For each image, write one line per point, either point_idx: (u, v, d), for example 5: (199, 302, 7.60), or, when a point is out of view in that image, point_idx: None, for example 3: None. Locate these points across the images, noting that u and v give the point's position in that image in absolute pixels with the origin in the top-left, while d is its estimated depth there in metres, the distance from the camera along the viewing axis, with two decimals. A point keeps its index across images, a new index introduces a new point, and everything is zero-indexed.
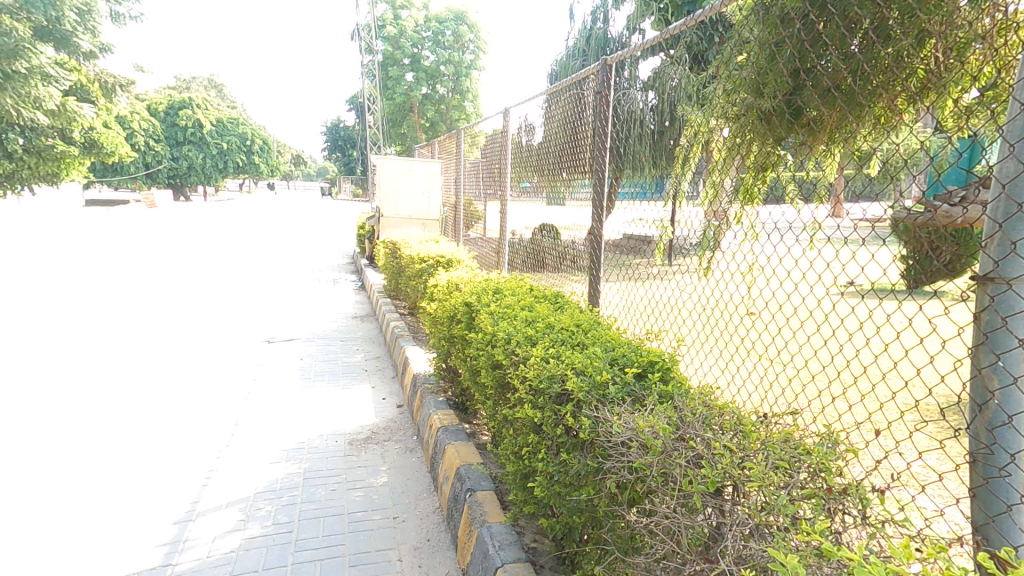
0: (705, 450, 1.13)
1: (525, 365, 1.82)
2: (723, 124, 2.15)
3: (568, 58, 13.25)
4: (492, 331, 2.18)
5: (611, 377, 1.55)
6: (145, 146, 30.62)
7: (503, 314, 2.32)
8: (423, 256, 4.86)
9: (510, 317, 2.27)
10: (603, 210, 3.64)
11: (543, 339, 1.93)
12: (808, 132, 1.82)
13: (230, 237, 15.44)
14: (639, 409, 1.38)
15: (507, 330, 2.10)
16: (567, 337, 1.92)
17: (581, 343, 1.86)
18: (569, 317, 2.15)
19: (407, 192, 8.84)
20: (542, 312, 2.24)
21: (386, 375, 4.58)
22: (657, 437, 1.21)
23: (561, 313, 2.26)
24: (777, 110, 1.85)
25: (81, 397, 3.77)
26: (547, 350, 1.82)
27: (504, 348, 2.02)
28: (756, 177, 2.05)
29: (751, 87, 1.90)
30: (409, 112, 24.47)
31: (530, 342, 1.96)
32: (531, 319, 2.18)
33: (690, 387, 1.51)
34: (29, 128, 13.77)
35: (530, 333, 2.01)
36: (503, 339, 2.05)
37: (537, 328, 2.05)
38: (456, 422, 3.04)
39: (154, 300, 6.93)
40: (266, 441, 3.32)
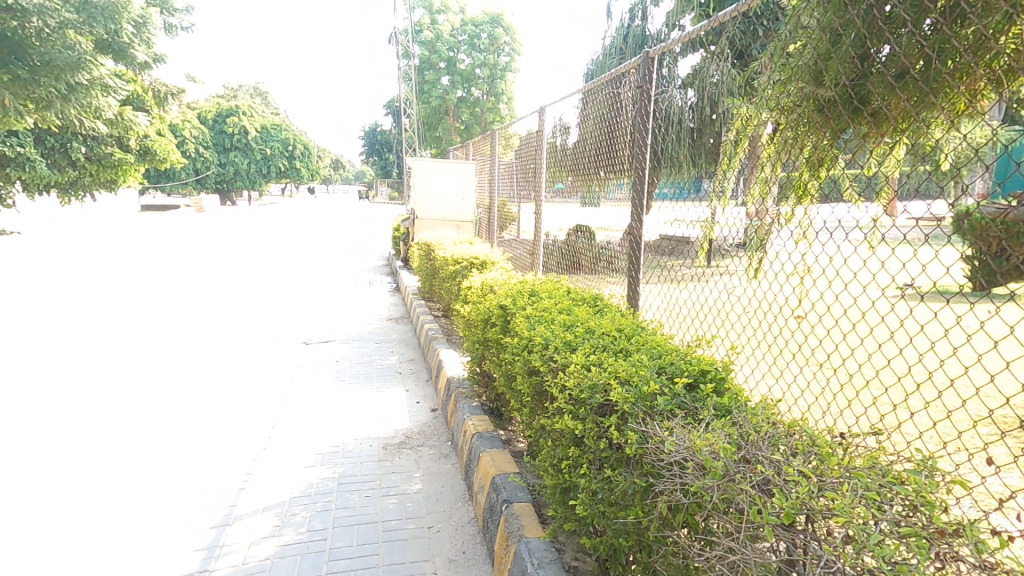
0: (775, 476, 1.00)
1: (565, 373, 1.70)
2: (774, 117, 2.00)
3: (605, 57, 13.08)
4: (528, 335, 2.07)
5: (659, 388, 1.42)
6: (195, 154, 32.12)
7: (539, 318, 2.21)
8: (457, 258, 4.83)
9: (547, 320, 2.16)
10: (643, 209, 3.49)
11: (583, 344, 1.81)
12: (873, 122, 1.66)
13: (272, 240, 15.98)
14: (692, 425, 1.25)
15: (544, 334, 1.99)
16: (608, 342, 1.79)
17: (625, 349, 1.73)
18: (610, 322, 2.02)
19: (442, 195, 8.87)
20: (581, 316, 2.12)
21: (420, 378, 4.56)
22: (716, 457, 1.07)
23: (601, 316, 2.13)
24: (840, 98, 1.70)
25: (131, 397, 3.90)
26: (588, 357, 1.70)
27: (542, 353, 1.91)
28: (813, 172, 1.90)
29: (809, 76, 1.75)
30: (444, 115, 24.76)
31: (568, 348, 1.84)
32: (570, 323, 2.06)
33: (749, 400, 1.37)
34: (91, 137, 14.61)
35: (568, 337, 1.89)
36: (540, 344, 1.94)
37: (575, 332, 1.93)
38: (491, 429, 2.96)
39: (199, 302, 7.19)
40: (301, 444, 3.34)
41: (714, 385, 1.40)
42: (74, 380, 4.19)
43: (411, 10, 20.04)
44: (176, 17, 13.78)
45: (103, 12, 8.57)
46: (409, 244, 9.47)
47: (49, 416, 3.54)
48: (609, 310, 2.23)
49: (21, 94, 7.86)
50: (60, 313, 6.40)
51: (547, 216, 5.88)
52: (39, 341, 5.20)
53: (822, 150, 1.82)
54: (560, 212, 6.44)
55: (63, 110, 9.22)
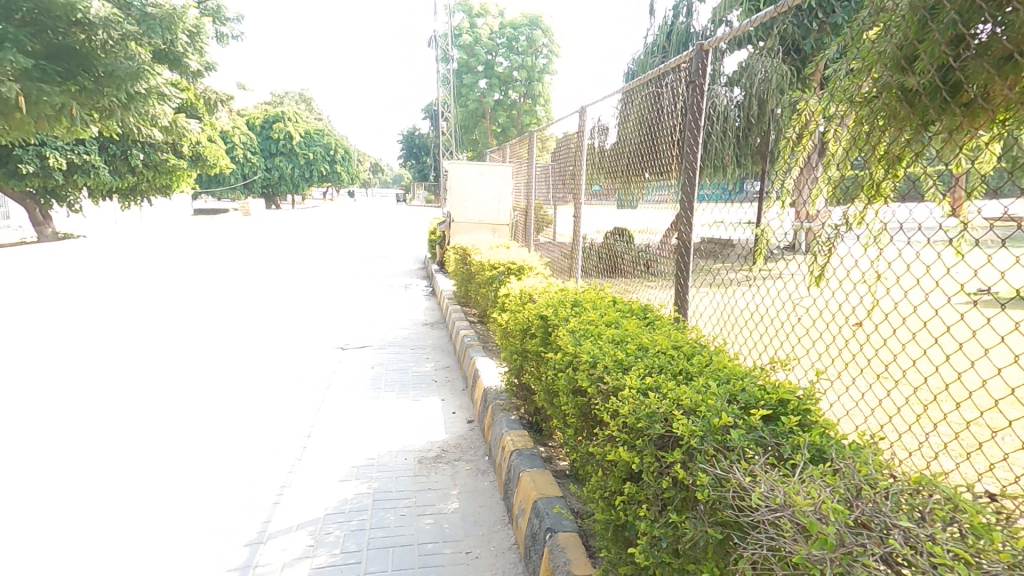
0: (912, 554, 0.80)
1: (616, 397, 1.51)
2: (848, 112, 1.83)
3: (647, 55, 12.75)
4: (573, 351, 1.87)
5: (733, 421, 1.21)
6: (243, 159, 33.38)
7: (585, 331, 2.01)
8: (493, 263, 4.70)
9: (595, 335, 1.95)
10: (693, 211, 3.25)
11: (637, 363, 1.60)
12: (966, 114, 1.48)
13: (313, 243, 16.38)
14: (783, 471, 1.05)
15: (592, 348, 1.79)
16: (666, 361, 1.58)
17: (686, 371, 1.52)
18: (665, 337, 1.81)
19: (478, 198, 8.78)
20: (631, 330, 1.91)
21: (456, 387, 4.45)
22: (825, 521, 0.88)
23: (652, 331, 1.92)
24: (926, 88, 1.53)
25: (179, 403, 3.98)
26: (643, 379, 1.49)
27: (589, 372, 1.71)
28: (887, 169, 1.73)
29: (890, 63, 1.58)
30: (481, 118, 24.87)
31: (620, 367, 1.63)
32: (618, 338, 1.86)
33: (847, 441, 1.16)
34: (148, 144, 15.34)
35: (620, 354, 1.69)
36: (587, 359, 1.74)
37: (626, 347, 1.73)
38: (531, 446, 2.81)
39: (242, 307, 7.37)
40: (336, 456, 3.28)
41: (799, 418, 1.19)
42: (125, 385, 4.31)
43: (451, 14, 20.16)
44: (227, 26, 14.32)
45: (160, 22, 8.91)
46: (445, 247, 9.43)
47: (101, 421, 3.63)
48: (661, 325, 2.02)
49: (87, 105, 8.19)
50: (116, 317, 6.66)
51: (585, 221, 5.65)
52: (95, 346, 5.40)
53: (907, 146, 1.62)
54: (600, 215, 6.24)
55: (123, 120, 9.62)
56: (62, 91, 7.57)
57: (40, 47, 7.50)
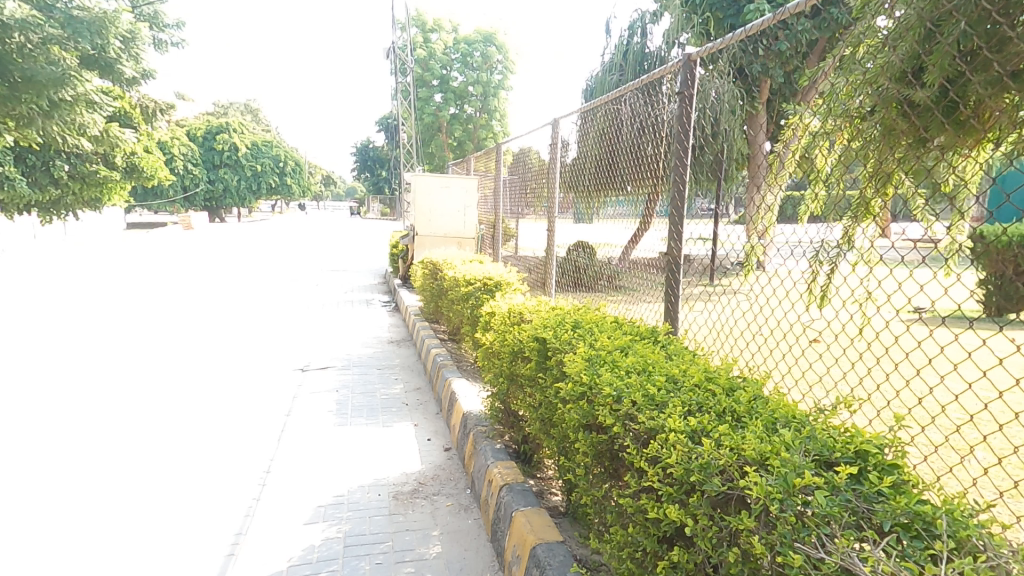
0: None
1: (655, 442, 1.28)
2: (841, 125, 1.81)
3: (604, 73, 12.95)
4: (591, 383, 1.65)
5: (818, 480, 0.99)
6: (184, 170, 31.59)
7: (600, 360, 1.79)
8: (468, 279, 4.48)
9: (611, 364, 1.73)
10: (682, 223, 3.13)
11: (671, 400, 1.39)
12: (961, 129, 1.51)
13: (264, 259, 15.53)
14: (902, 555, 0.83)
15: (611, 379, 1.56)
16: (705, 399, 1.38)
17: (732, 411, 1.31)
18: (692, 367, 1.61)
19: (442, 211, 8.52)
20: (653, 359, 1.70)
21: (429, 411, 4.13)
22: None
23: (674, 359, 1.72)
24: (927, 103, 1.53)
25: (115, 440, 3.51)
26: (687, 421, 1.26)
27: (613, 408, 1.48)
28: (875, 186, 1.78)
29: (895, 74, 1.56)
30: (437, 132, 24.70)
31: (652, 404, 1.41)
32: (639, 367, 1.64)
33: (958, 507, 0.96)
34: (75, 154, 14.16)
35: (649, 386, 1.47)
36: (607, 392, 1.51)
37: (653, 379, 1.51)
38: (521, 479, 2.52)
39: (186, 328, 6.75)
40: (301, 493, 2.93)
41: (891, 476, 0.99)
42: (55, 420, 3.81)
43: (404, 29, 19.92)
44: (166, 32, 13.51)
45: (89, 25, 8.31)
46: (409, 262, 9.07)
47: (18, 467, 3.13)
48: (679, 352, 1.82)
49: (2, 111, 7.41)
50: (38, 345, 5.94)
51: (553, 234, 5.50)
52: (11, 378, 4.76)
53: (902, 161, 1.64)
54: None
55: (46, 128, 8.78)
56: None
57: None
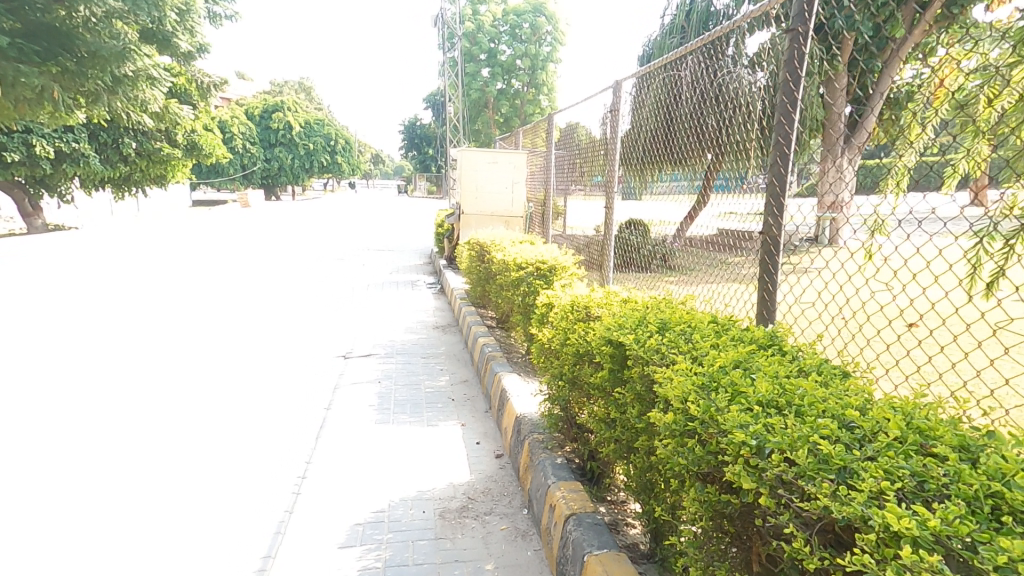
0: None
1: (864, 551, 0.78)
2: None
3: (665, 36, 11.97)
4: (710, 422, 1.14)
5: None
6: (242, 150, 32.62)
7: (712, 383, 1.28)
8: (519, 262, 4.04)
9: (733, 389, 1.23)
10: (784, 195, 2.50)
11: (864, 465, 0.88)
12: None
13: (314, 237, 15.71)
14: None
15: (744, 417, 1.07)
16: (927, 469, 0.87)
17: (992, 500, 0.80)
18: (867, 403, 1.09)
19: (489, 188, 8.08)
20: (795, 384, 1.19)
21: (477, 409, 3.77)
22: None
23: (826, 383, 1.20)
24: None
25: (157, 433, 3.36)
26: (926, 521, 0.75)
27: (757, 467, 0.98)
28: None
29: None
30: (484, 108, 24.19)
31: (835, 469, 0.90)
32: (780, 399, 1.13)
33: None
34: (141, 132, 14.61)
35: (816, 434, 0.96)
36: (744, 440, 1.01)
37: (817, 420, 1.00)
38: (591, 508, 2.09)
39: (236, 310, 6.72)
40: (335, 509, 2.64)
41: None
42: (102, 406, 3.75)
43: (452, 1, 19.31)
44: (220, 6, 13.55)
45: None
46: (455, 241, 8.73)
47: (66, 459, 3.04)
48: (825, 369, 1.29)
49: (70, 88, 7.46)
50: (101, 325, 6.01)
51: (614, 209, 4.67)
52: (76, 359, 4.80)
53: None
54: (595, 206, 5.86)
55: (111, 104, 8.88)
56: (42, 71, 6.72)
57: (15, 23, 6.63)
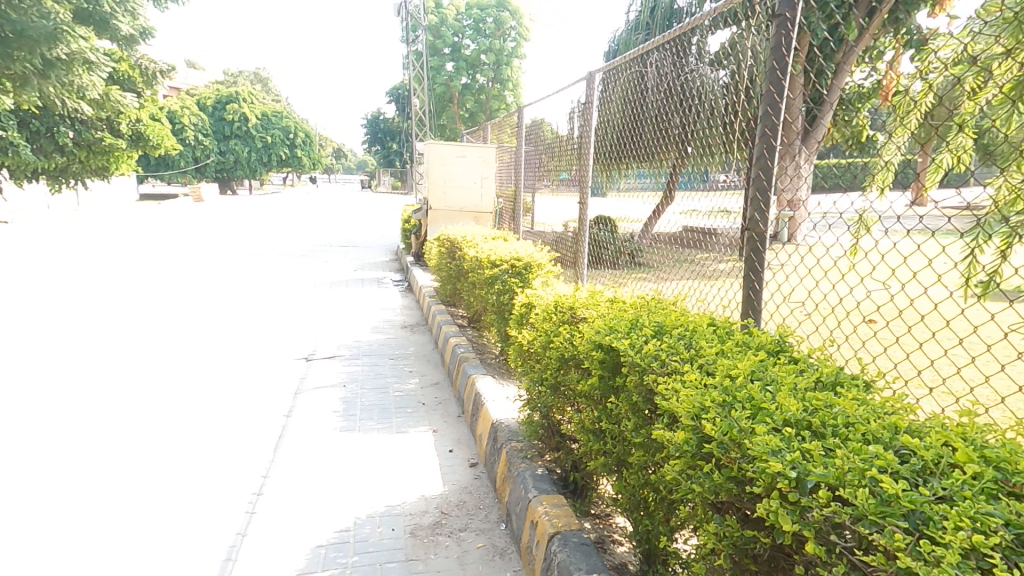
0: None
1: None
2: None
3: (630, 33, 11.98)
4: (735, 447, 0.99)
5: None
6: (195, 142, 31.06)
7: (726, 396, 1.13)
8: (492, 260, 3.87)
9: (752, 403, 1.08)
10: (770, 190, 2.37)
11: (939, 510, 0.73)
12: None
13: (273, 234, 15.03)
14: None
15: (776, 442, 0.91)
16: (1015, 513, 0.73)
17: None
18: (911, 423, 0.96)
19: (457, 183, 7.86)
20: (823, 398, 1.05)
21: (450, 413, 3.58)
22: None
23: (859, 398, 1.06)
24: None
25: (92, 448, 3.02)
26: None
27: (802, 505, 0.83)
28: None
29: None
30: (449, 102, 23.80)
31: (903, 511, 0.75)
32: (812, 418, 0.99)
33: None
34: (80, 120, 13.56)
35: (871, 466, 0.82)
36: (781, 470, 0.86)
37: (867, 448, 0.86)
38: (576, 525, 1.93)
39: (186, 310, 6.26)
40: (294, 529, 2.39)
41: None
42: (28, 419, 3.36)
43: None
44: None
45: None
46: (423, 238, 8.47)
47: None
48: (850, 380, 1.16)
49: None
50: (33, 328, 5.47)
51: (586, 206, 4.49)
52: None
53: None
54: (566, 202, 5.73)
55: (43, 89, 8.16)
56: None
57: None
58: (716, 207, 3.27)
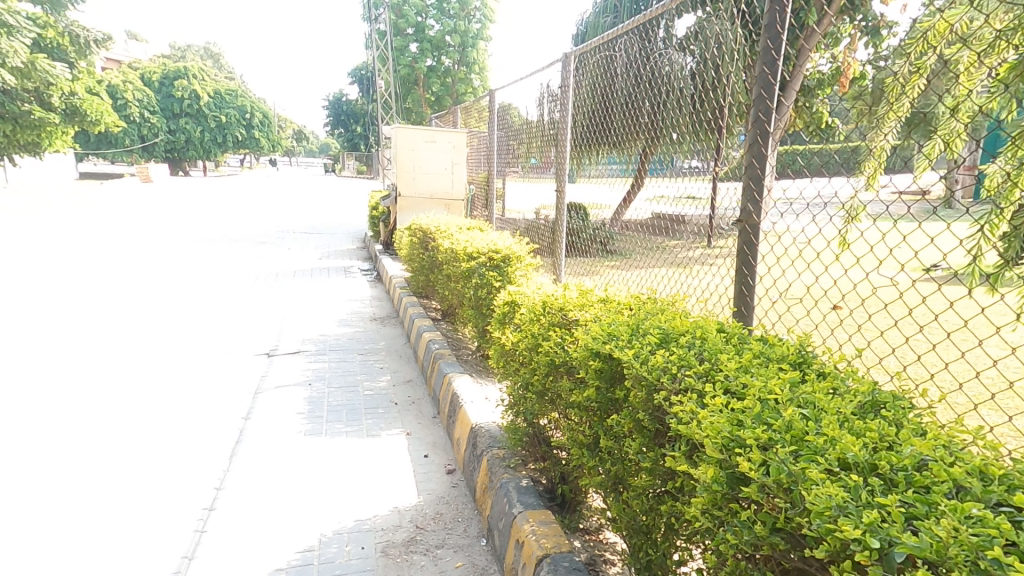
0: None
1: None
2: None
3: (599, 17, 11.80)
4: (788, 497, 0.83)
5: None
6: (141, 119, 29.13)
7: (763, 424, 0.97)
8: (469, 252, 3.67)
9: (796, 436, 0.92)
10: (765, 178, 2.13)
11: None
12: None
13: (228, 218, 14.22)
14: None
15: (844, 498, 0.75)
16: None
17: None
18: (999, 475, 0.81)
19: (426, 168, 7.55)
20: (883, 435, 0.90)
21: (425, 414, 3.38)
22: None
23: (923, 434, 0.92)
24: None
25: (18, 458, 2.70)
26: None
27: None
28: None
29: None
30: (414, 85, 23.15)
31: None
32: (875, 459, 0.84)
33: None
34: (3, 92, 12.22)
35: (979, 539, 0.67)
36: (858, 538, 0.70)
37: (967, 509, 0.71)
38: (566, 547, 1.77)
39: (131, 300, 5.77)
40: (239, 559, 2.11)
41: None
42: None
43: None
44: None
45: None
46: (390, 225, 8.13)
47: None
48: (898, 404, 1.03)
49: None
50: None
51: (565, 194, 4.24)
52: None
53: None
54: (538, 188, 5.55)
55: None
56: None
57: None
58: (682, 194, 3.24)
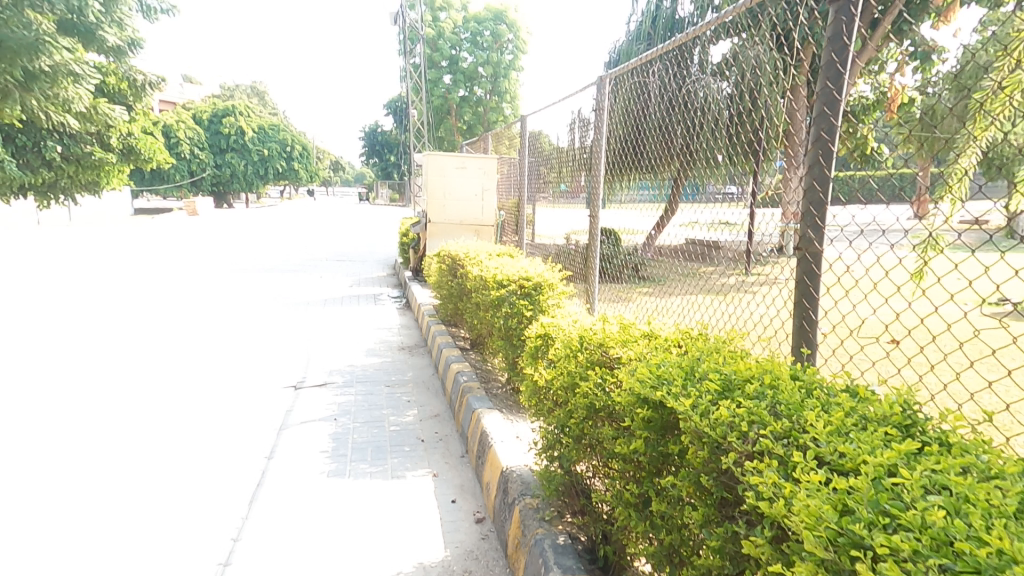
0: None
1: None
2: None
3: (630, 43, 11.80)
4: None
5: None
6: (190, 155, 30.78)
7: (891, 520, 0.75)
8: (499, 279, 3.51)
9: (944, 542, 0.70)
10: (828, 202, 1.87)
11: None
12: None
13: (268, 249, 14.62)
14: None
15: None
16: None
17: None
18: None
19: (457, 194, 7.52)
20: None
21: (453, 453, 3.18)
22: None
23: None
24: None
25: (48, 500, 2.62)
26: None
27: None
28: None
29: None
30: (446, 115, 23.67)
31: None
32: None
33: None
34: (68, 135, 13.14)
35: None
36: None
37: None
38: None
39: (167, 331, 5.84)
40: None
41: None
42: None
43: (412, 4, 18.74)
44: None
45: None
46: (421, 252, 8.11)
47: None
48: None
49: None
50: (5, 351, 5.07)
51: (598, 219, 4.03)
52: None
53: None
54: (569, 214, 5.38)
55: (25, 103, 7.80)
56: None
57: None
58: (716, 220, 3.03)
